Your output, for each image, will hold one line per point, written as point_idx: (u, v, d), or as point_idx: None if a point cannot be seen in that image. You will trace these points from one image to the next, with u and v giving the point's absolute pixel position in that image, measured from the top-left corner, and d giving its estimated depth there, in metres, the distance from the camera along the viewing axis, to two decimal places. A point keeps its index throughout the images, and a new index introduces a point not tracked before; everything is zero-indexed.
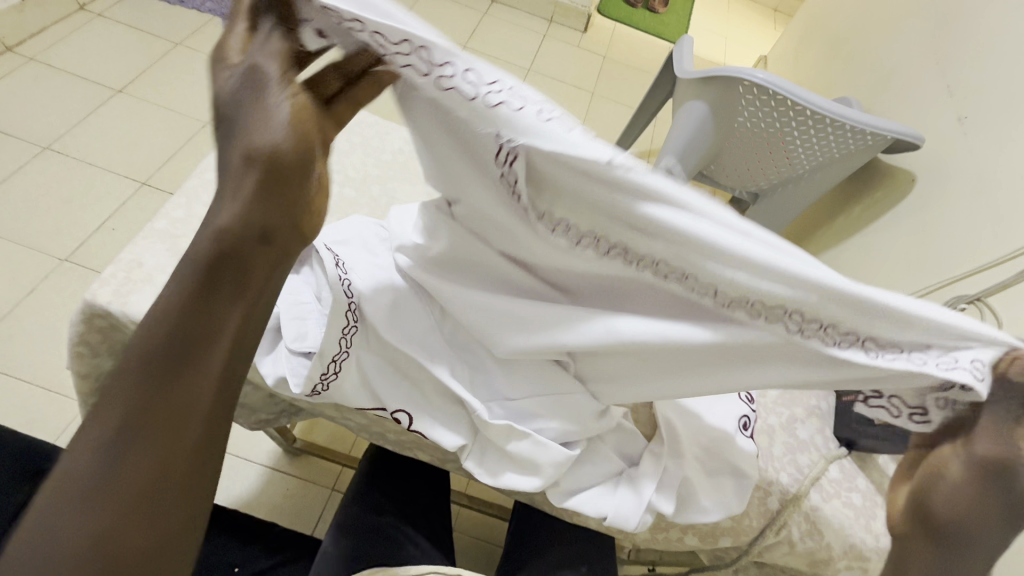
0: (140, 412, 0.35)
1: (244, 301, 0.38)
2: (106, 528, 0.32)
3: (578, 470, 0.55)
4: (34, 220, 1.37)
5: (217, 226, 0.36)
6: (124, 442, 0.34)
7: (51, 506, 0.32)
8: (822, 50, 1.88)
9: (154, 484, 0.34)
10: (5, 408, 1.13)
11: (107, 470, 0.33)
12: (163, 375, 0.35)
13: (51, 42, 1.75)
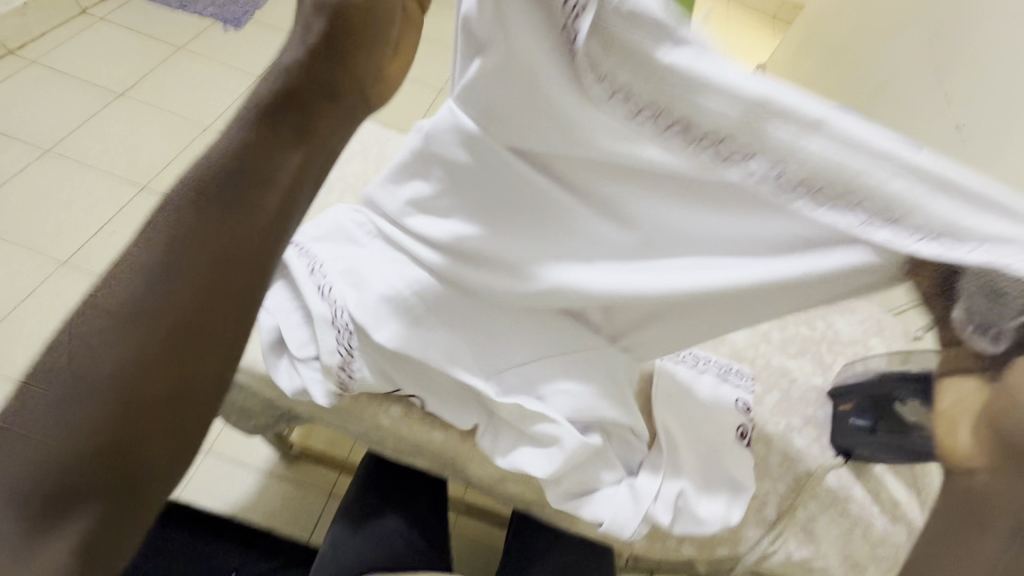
0: (188, 236, 0.38)
1: (302, 148, 0.41)
2: (149, 339, 0.36)
3: (585, 471, 0.54)
4: (34, 223, 1.38)
5: (282, 69, 0.41)
6: (175, 257, 0.38)
7: (107, 305, 0.37)
8: (821, 58, 1.89)
9: (192, 302, 0.37)
10: None
11: (154, 284, 0.37)
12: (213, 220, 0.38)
13: (53, 45, 1.75)
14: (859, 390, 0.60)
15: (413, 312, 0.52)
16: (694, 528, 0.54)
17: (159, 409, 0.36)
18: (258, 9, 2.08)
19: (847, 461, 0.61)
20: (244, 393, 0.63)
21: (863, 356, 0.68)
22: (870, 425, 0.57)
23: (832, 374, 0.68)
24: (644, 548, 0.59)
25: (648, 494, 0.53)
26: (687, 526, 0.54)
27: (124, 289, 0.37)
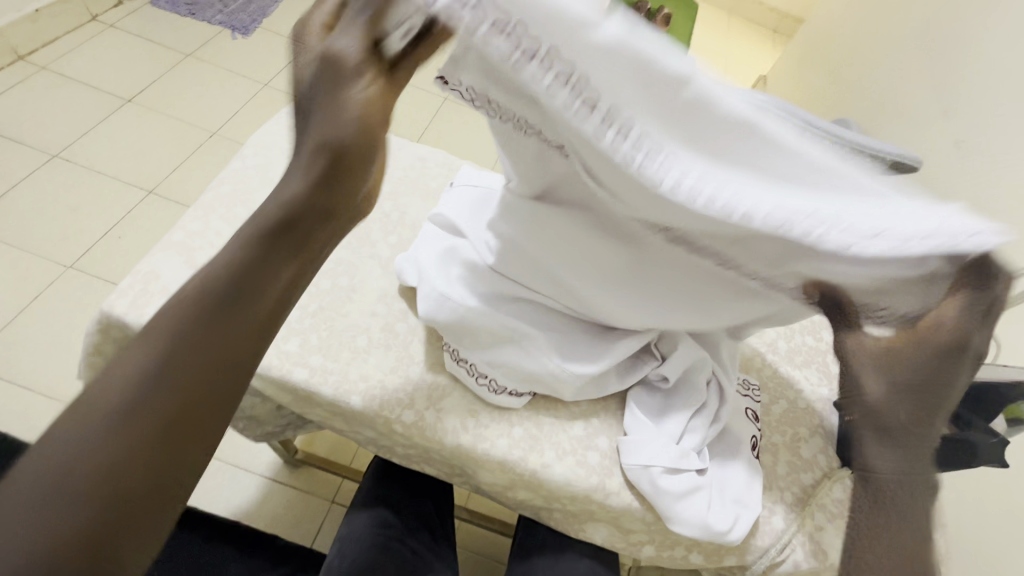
0: (186, 347, 0.35)
1: (301, 262, 0.40)
2: (121, 459, 0.31)
3: (645, 443, 0.54)
4: (42, 227, 1.38)
5: (287, 192, 0.39)
6: (166, 370, 0.34)
7: (76, 424, 0.32)
8: (824, 74, 1.93)
9: (175, 419, 0.33)
10: (7, 415, 1.12)
11: (140, 396, 0.33)
12: (214, 317, 0.36)
13: (63, 52, 1.77)
14: None
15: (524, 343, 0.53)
16: (706, 522, 0.51)
17: (129, 538, 0.31)
18: (266, 19, 2.10)
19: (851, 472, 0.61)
20: (254, 399, 0.63)
21: None
22: None
23: (840, 385, 0.68)
24: (653, 557, 0.60)
25: (678, 462, 0.52)
26: (692, 527, 0.52)
27: (107, 398, 0.33)
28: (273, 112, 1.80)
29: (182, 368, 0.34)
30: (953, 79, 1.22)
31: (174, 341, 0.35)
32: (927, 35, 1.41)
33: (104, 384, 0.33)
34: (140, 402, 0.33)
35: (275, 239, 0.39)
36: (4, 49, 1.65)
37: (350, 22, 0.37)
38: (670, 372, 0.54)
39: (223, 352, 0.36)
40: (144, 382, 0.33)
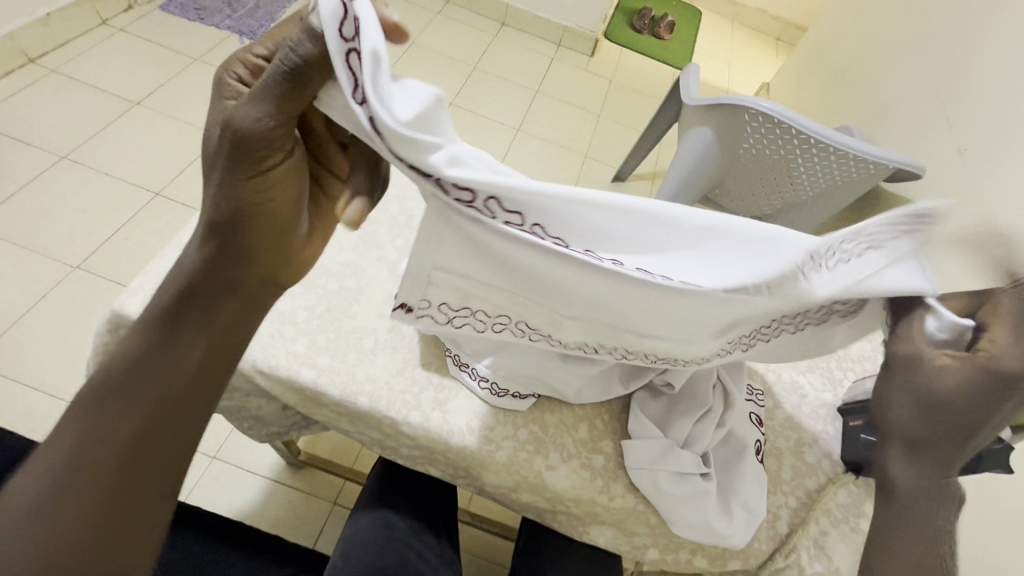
0: (91, 440, 0.39)
1: (209, 333, 0.44)
2: (54, 547, 0.37)
3: (650, 448, 0.54)
4: (50, 228, 1.40)
5: (184, 269, 0.44)
6: (77, 465, 0.39)
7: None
8: (826, 83, 1.95)
9: (102, 505, 0.38)
10: (12, 415, 1.13)
11: (55, 491, 0.38)
12: (119, 406, 0.41)
13: (72, 55, 1.79)
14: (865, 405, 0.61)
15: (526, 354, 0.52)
16: (709, 524, 0.52)
17: None
18: (273, 24, 2.13)
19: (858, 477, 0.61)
20: (260, 400, 0.64)
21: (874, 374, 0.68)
22: None
23: (844, 391, 0.68)
24: (657, 561, 0.60)
25: (682, 468, 0.52)
26: (695, 527, 0.52)
27: (24, 501, 0.37)
28: None
29: (93, 458, 0.39)
30: (955, 87, 1.23)
31: (83, 439, 0.39)
32: (929, 44, 1.42)
33: (25, 478, 0.38)
34: (58, 497, 0.38)
35: (170, 325, 0.43)
36: (14, 52, 1.67)
37: (256, 95, 0.35)
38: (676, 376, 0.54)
39: (132, 427, 0.41)
40: (58, 470, 0.38)
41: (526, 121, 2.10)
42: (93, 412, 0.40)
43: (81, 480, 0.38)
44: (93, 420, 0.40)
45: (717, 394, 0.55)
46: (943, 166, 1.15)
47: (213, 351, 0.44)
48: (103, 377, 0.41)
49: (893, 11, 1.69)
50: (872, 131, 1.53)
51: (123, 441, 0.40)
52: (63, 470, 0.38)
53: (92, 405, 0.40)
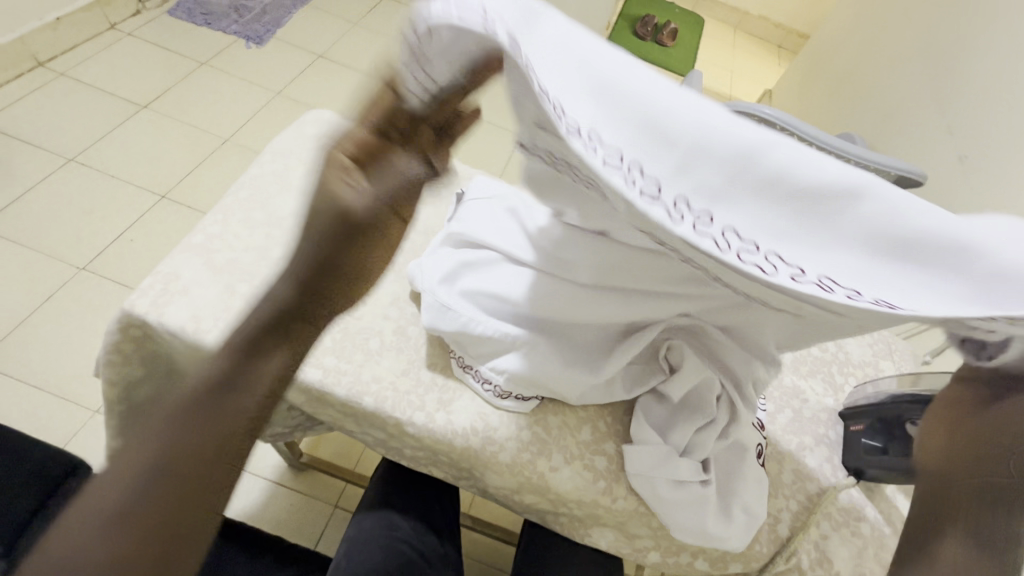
0: (168, 460, 0.32)
1: (293, 346, 0.37)
2: None
3: (649, 455, 0.54)
4: (56, 229, 1.41)
5: (272, 292, 0.36)
6: (144, 488, 0.31)
7: (53, 561, 0.29)
8: (829, 90, 1.96)
9: (171, 539, 0.31)
10: (17, 414, 1.13)
11: (119, 520, 0.30)
12: (194, 431, 0.33)
13: (81, 59, 1.81)
14: (870, 410, 0.61)
15: (535, 355, 0.53)
16: (704, 527, 0.53)
17: None
18: (280, 29, 2.15)
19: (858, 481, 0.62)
20: None
21: (875, 378, 0.69)
22: (881, 446, 0.59)
23: (845, 396, 0.69)
24: (658, 563, 0.60)
25: (680, 476, 0.52)
26: (691, 531, 0.53)
27: (81, 531, 0.30)
28: (286, 120, 1.84)
29: (164, 480, 0.31)
30: (956, 96, 1.24)
31: (155, 458, 0.32)
32: (930, 52, 1.44)
33: (85, 505, 0.30)
34: (120, 530, 0.30)
35: (261, 335, 0.36)
36: (24, 56, 1.69)
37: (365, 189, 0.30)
38: (676, 386, 0.53)
39: (209, 461, 0.33)
40: (113, 514, 0.30)
41: None
42: (161, 441, 0.32)
43: (148, 508, 0.31)
44: (169, 433, 0.32)
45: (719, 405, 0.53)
46: (944, 174, 1.16)
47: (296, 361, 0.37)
48: (186, 395, 0.34)
49: (894, 20, 1.70)
50: (874, 139, 1.54)
51: (198, 480, 0.32)
52: (117, 520, 0.30)
53: (173, 419, 0.33)
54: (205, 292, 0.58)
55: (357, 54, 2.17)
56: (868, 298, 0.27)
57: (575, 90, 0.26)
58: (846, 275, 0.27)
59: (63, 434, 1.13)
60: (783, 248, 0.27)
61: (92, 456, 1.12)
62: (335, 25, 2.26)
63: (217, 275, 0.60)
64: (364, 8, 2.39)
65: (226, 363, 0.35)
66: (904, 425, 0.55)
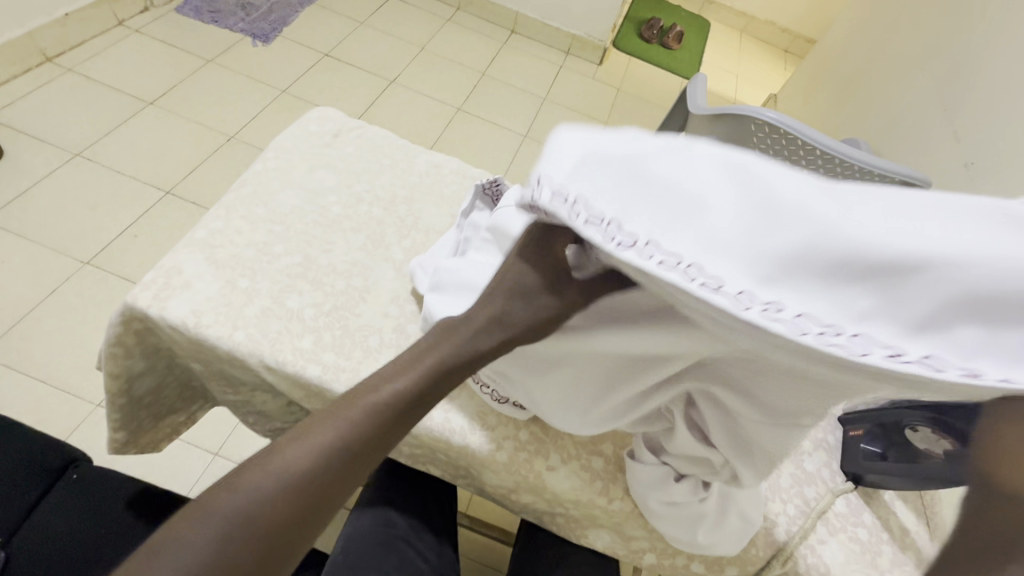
0: (326, 464, 0.38)
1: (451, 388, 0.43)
2: (241, 555, 0.35)
3: (645, 476, 0.52)
4: (61, 224, 1.42)
5: (459, 341, 0.43)
6: (299, 477, 0.37)
7: (214, 513, 0.35)
8: (834, 95, 1.96)
9: (291, 527, 0.37)
10: (19, 406, 1.14)
11: (269, 499, 0.36)
12: (363, 441, 0.39)
13: (89, 55, 1.82)
14: (872, 416, 0.61)
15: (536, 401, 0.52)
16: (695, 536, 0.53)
17: None
18: (286, 27, 2.16)
19: (856, 486, 0.62)
20: (265, 395, 0.64)
21: None
22: (880, 451, 0.59)
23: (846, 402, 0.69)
24: (654, 565, 0.60)
25: (675, 499, 0.51)
26: (683, 540, 0.53)
27: (245, 496, 0.36)
28: (291, 118, 1.85)
29: (314, 478, 0.38)
30: (961, 102, 1.24)
31: (322, 456, 0.38)
32: (937, 59, 1.43)
33: (255, 472, 0.37)
34: (270, 507, 0.36)
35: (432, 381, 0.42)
36: (32, 51, 1.70)
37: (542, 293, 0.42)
38: (682, 443, 0.47)
39: (360, 465, 0.40)
40: (283, 479, 0.37)
41: (533, 128, 2.12)
42: (339, 435, 0.39)
43: (294, 495, 0.37)
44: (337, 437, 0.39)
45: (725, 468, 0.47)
46: (950, 180, 1.16)
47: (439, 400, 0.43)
48: (368, 400, 0.40)
49: (900, 25, 1.70)
50: (879, 144, 1.54)
51: (348, 475, 0.39)
52: (292, 482, 0.37)
53: (346, 426, 0.39)
54: (208, 286, 0.58)
55: (363, 53, 2.17)
56: (980, 377, 0.28)
57: (631, 218, 0.33)
58: (949, 356, 0.29)
59: (64, 427, 1.13)
60: (861, 325, 0.30)
61: (93, 448, 1.12)
62: (342, 24, 2.27)
63: (219, 269, 0.60)
64: (370, 8, 2.40)
65: (407, 388, 0.41)
66: (904, 431, 0.55)
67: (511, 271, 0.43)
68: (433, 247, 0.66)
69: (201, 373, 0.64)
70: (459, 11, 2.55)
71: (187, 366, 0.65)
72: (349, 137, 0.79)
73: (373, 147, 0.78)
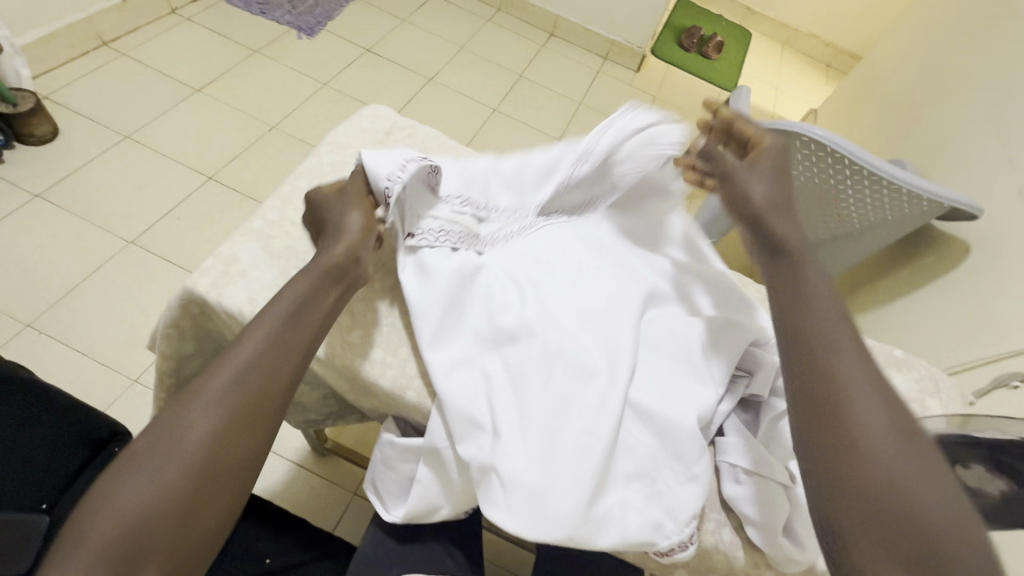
0: (263, 359, 0.46)
1: (338, 290, 0.54)
2: (209, 448, 0.41)
3: (775, 486, 0.53)
4: (109, 203, 1.47)
5: (330, 259, 0.55)
6: (240, 382, 0.45)
7: (168, 422, 0.42)
8: (879, 113, 1.91)
9: (247, 416, 0.44)
10: (61, 375, 1.19)
11: (217, 400, 0.43)
12: (263, 371, 0.46)
13: (142, 40, 1.88)
14: None
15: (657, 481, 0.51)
16: (655, 522, 0.49)
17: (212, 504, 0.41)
18: (331, 22, 2.20)
19: None
20: (306, 383, 0.66)
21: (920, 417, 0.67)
22: None
23: None
24: None
25: None
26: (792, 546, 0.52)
27: (200, 400, 0.43)
28: (331, 111, 1.88)
29: (253, 381, 0.45)
30: (1016, 127, 1.20)
31: (255, 355, 0.46)
32: (993, 80, 1.39)
33: (203, 384, 0.44)
34: (224, 401, 0.43)
35: (336, 273, 0.55)
36: (90, 35, 1.77)
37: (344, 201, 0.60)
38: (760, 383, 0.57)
39: (281, 358, 0.47)
40: (229, 383, 0.44)
41: (568, 132, 2.12)
42: (262, 333, 0.47)
43: (236, 396, 0.44)
44: (266, 336, 0.47)
45: (713, 365, 0.57)
46: (1003, 208, 1.12)
47: (336, 303, 0.54)
48: (273, 311, 0.49)
49: (954, 45, 1.65)
50: (925, 165, 1.50)
51: (273, 385, 0.46)
52: (223, 408, 0.43)
53: (271, 325, 0.48)
54: (263, 275, 0.60)
55: (403, 50, 2.20)
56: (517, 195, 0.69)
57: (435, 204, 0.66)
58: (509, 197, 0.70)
59: (102, 400, 1.17)
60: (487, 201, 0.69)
61: (131, 422, 1.16)
62: (384, 20, 2.30)
63: (273, 259, 0.61)
64: (412, 5, 2.42)
65: (303, 288, 0.52)
66: (958, 471, 0.51)
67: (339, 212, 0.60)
68: (386, 502, 0.60)
69: None
70: (499, 12, 2.56)
71: None
72: (400, 136, 0.80)
73: (423, 147, 0.80)
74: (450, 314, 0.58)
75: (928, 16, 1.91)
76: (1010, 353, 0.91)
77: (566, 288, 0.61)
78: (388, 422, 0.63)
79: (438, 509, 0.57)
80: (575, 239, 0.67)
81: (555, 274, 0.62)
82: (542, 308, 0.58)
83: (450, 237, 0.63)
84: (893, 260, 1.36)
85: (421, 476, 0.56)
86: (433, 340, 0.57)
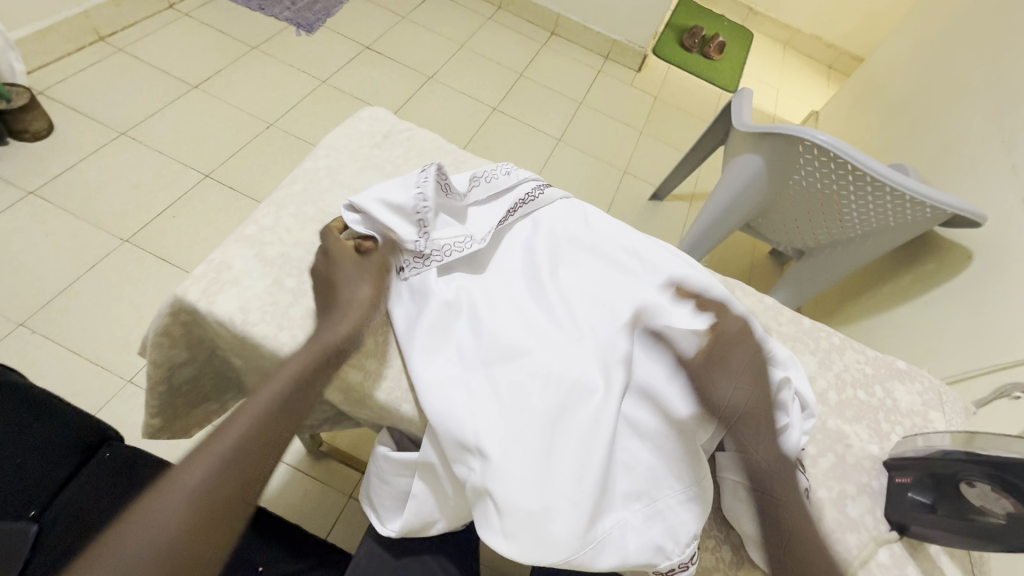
0: (252, 440, 0.43)
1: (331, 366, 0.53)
2: (183, 541, 0.36)
3: None
4: (104, 200, 1.45)
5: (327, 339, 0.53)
6: (227, 465, 0.41)
7: (139, 520, 0.36)
8: (881, 116, 1.90)
9: (230, 502, 0.39)
10: (53, 376, 1.17)
11: (200, 487, 0.39)
12: (253, 452, 0.42)
13: (139, 36, 1.86)
14: (919, 464, 0.59)
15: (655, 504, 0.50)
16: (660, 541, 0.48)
17: None
18: (330, 19, 2.19)
19: (902, 537, 0.59)
20: None
21: (924, 431, 0.66)
22: (930, 503, 0.57)
23: (891, 445, 0.66)
24: None
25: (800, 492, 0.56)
26: None
27: (181, 491, 0.38)
28: (330, 109, 1.86)
29: (241, 464, 0.41)
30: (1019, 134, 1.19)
31: (245, 436, 0.43)
32: (996, 86, 1.38)
33: (182, 472, 0.40)
34: (207, 486, 0.39)
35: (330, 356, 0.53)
36: (86, 30, 1.75)
37: (354, 265, 0.59)
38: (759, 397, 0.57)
39: (271, 439, 0.44)
40: (215, 463, 0.40)
41: (568, 133, 2.10)
42: (250, 414, 0.44)
43: (222, 482, 0.40)
44: (256, 415, 0.44)
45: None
46: (1006, 215, 1.11)
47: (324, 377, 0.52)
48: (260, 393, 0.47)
49: (958, 49, 1.64)
50: (926, 170, 1.50)
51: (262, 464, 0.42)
52: (207, 494, 0.38)
53: (261, 404, 0.45)
54: (255, 283, 0.58)
55: (403, 47, 2.18)
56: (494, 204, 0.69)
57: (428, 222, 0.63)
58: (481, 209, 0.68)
59: (95, 402, 1.16)
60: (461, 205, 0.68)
61: (124, 424, 1.15)
62: (384, 18, 2.28)
63: (267, 266, 0.60)
64: (413, 2, 2.40)
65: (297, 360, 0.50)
66: (958, 485, 0.53)
67: (346, 269, 0.59)
68: (382, 516, 0.59)
69: (241, 367, 0.64)
70: (500, 10, 2.54)
71: (227, 359, 0.65)
72: (398, 139, 0.78)
73: (421, 151, 0.78)
74: (436, 333, 0.57)
75: (931, 19, 1.90)
76: (1012, 363, 0.90)
77: (555, 307, 0.59)
78: (383, 433, 0.62)
79: (434, 524, 0.56)
80: (562, 255, 0.65)
81: (541, 293, 0.61)
82: (529, 328, 0.57)
83: (454, 243, 0.62)
84: (894, 267, 1.36)
85: (417, 491, 0.55)
86: (418, 357, 0.56)
